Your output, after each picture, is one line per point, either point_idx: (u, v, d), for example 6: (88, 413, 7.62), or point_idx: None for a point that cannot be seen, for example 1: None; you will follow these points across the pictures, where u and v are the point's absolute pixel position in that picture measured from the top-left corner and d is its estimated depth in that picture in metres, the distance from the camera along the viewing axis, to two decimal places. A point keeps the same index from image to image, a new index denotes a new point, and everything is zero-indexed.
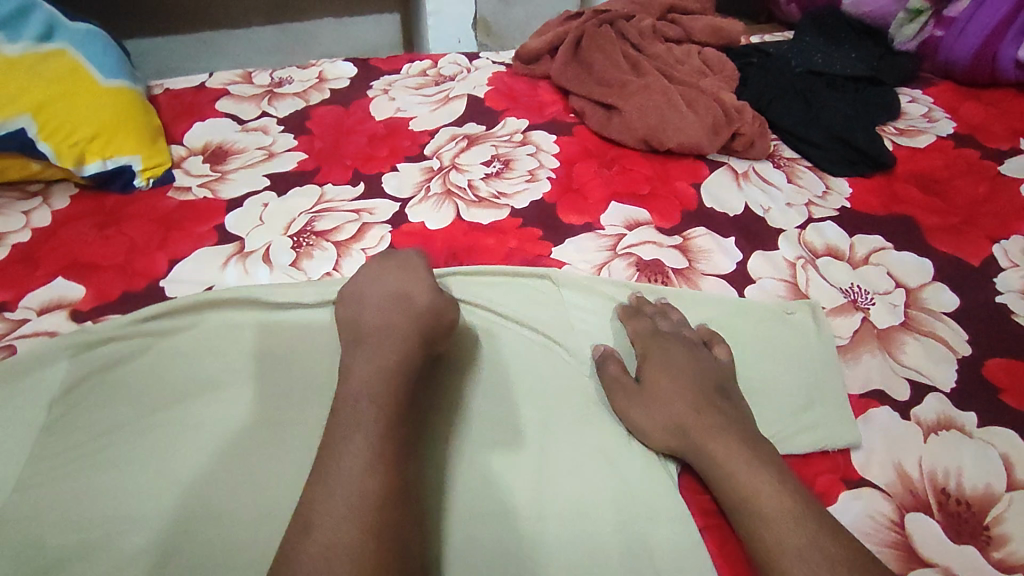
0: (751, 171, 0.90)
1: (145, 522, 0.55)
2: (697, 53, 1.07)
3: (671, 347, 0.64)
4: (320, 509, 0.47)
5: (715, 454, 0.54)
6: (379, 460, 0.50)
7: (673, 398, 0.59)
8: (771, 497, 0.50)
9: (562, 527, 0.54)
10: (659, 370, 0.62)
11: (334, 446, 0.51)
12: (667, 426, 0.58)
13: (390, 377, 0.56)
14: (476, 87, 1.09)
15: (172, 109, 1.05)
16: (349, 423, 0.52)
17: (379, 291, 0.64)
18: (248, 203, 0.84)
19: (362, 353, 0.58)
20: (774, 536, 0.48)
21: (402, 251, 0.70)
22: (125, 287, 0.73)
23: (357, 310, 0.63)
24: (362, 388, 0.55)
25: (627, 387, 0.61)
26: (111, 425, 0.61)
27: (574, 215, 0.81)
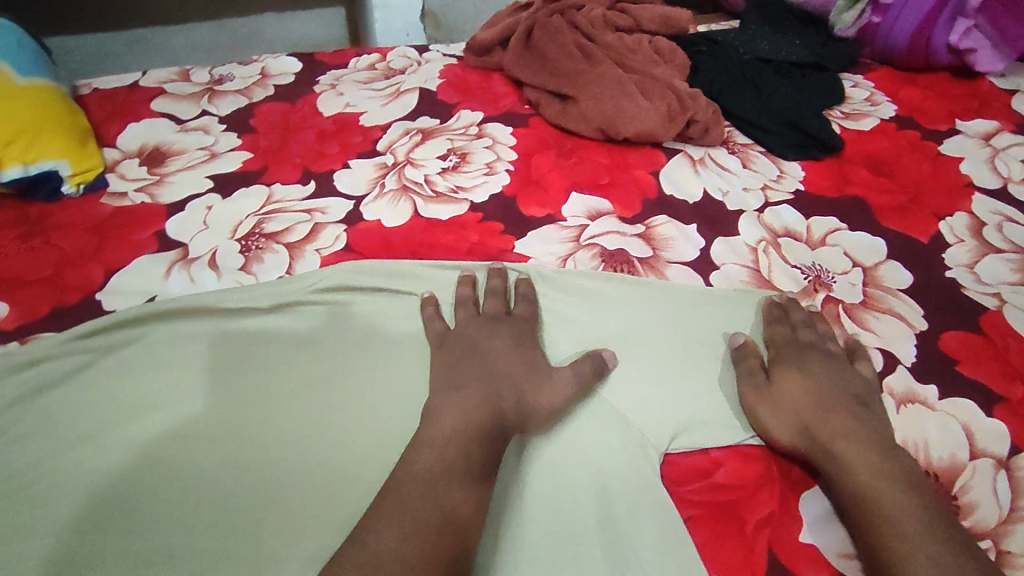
0: (707, 157, 0.90)
1: (89, 556, 0.50)
2: (648, 42, 1.07)
3: (809, 358, 0.63)
4: (381, 545, 0.46)
5: (847, 455, 0.54)
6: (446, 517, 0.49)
7: (803, 405, 0.58)
8: (911, 518, 0.49)
9: (543, 528, 0.52)
10: (794, 372, 0.62)
11: (407, 493, 0.50)
12: (794, 428, 0.57)
13: (479, 436, 0.55)
14: (427, 80, 1.06)
15: (101, 109, 0.98)
16: (425, 470, 0.52)
17: (479, 346, 0.63)
18: (190, 207, 0.79)
19: (453, 401, 0.57)
20: (906, 548, 0.48)
21: (502, 314, 0.66)
22: (55, 302, 0.66)
23: (453, 363, 0.61)
24: (448, 440, 0.54)
25: (756, 386, 0.61)
26: (45, 456, 0.55)
27: (536, 207, 0.80)
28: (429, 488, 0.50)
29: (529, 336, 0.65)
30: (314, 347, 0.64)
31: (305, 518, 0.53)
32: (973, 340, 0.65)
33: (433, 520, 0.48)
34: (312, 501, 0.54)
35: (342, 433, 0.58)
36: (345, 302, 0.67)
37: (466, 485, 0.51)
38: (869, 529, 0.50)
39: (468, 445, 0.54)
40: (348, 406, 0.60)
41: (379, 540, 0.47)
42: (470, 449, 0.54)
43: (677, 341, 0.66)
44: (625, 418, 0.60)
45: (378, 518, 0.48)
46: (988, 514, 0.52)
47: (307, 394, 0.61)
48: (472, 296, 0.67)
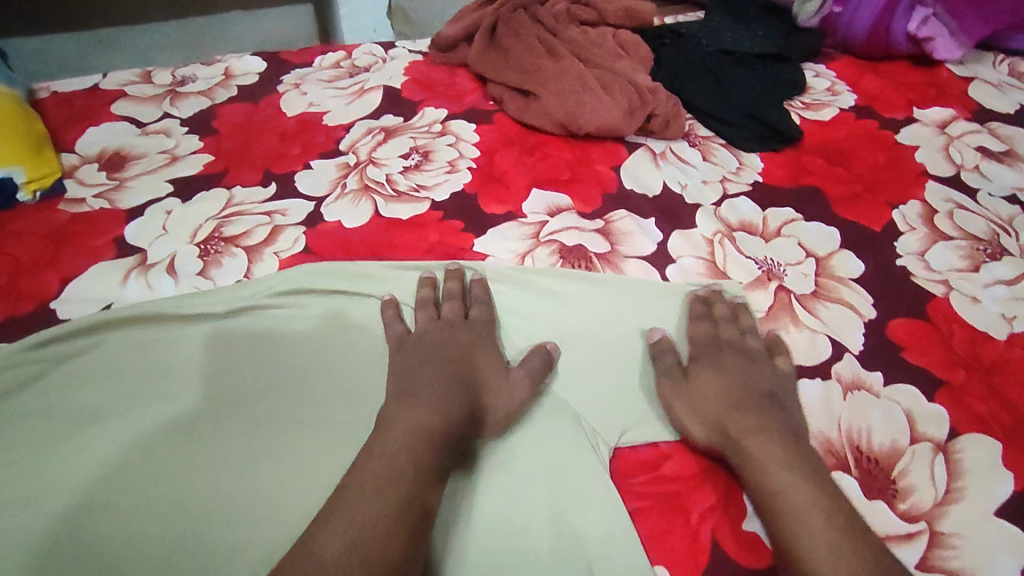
0: (668, 151, 0.91)
1: (43, 565, 0.51)
2: (612, 35, 1.07)
3: (724, 357, 0.64)
4: (328, 549, 0.46)
5: (755, 448, 0.55)
6: (396, 522, 0.48)
7: (712, 402, 0.60)
8: (807, 504, 0.50)
9: (495, 524, 0.54)
10: (710, 369, 0.63)
11: (355, 498, 0.49)
12: (706, 423, 0.58)
13: (434, 439, 0.54)
14: (392, 78, 1.06)
15: (60, 113, 0.97)
16: (376, 475, 0.51)
17: (438, 350, 0.62)
18: (149, 212, 0.79)
19: (409, 405, 0.56)
20: (804, 534, 0.49)
21: (459, 317, 0.66)
22: (10, 311, 0.66)
23: (411, 367, 0.60)
24: (401, 444, 0.53)
25: (673, 384, 0.62)
26: (2, 466, 0.55)
27: (496, 205, 0.80)
28: (379, 493, 0.49)
29: (486, 339, 0.65)
30: (272, 350, 0.64)
31: (261, 521, 0.54)
32: (919, 327, 0.66)
33: (382, 526, 0.48)
34: (268, 503, 0.55)
35: (299, 435, 0.59)
36: (303, 305, 0.67)
37: (418, 489, 0.51)
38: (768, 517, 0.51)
39: (423, 449, 0.53)
40: (306, 408, 0.60)
41: (325, 546, 0.46)
42: (424, 453, 0.53)
43: (632, 335, 0.67)
44: (579, 413, 0.61)
45: (325, 526, 0.47)
46: (924, 497, 0.54)
47: (264, 397, 0.61)
48: (431, 296, 0.68)
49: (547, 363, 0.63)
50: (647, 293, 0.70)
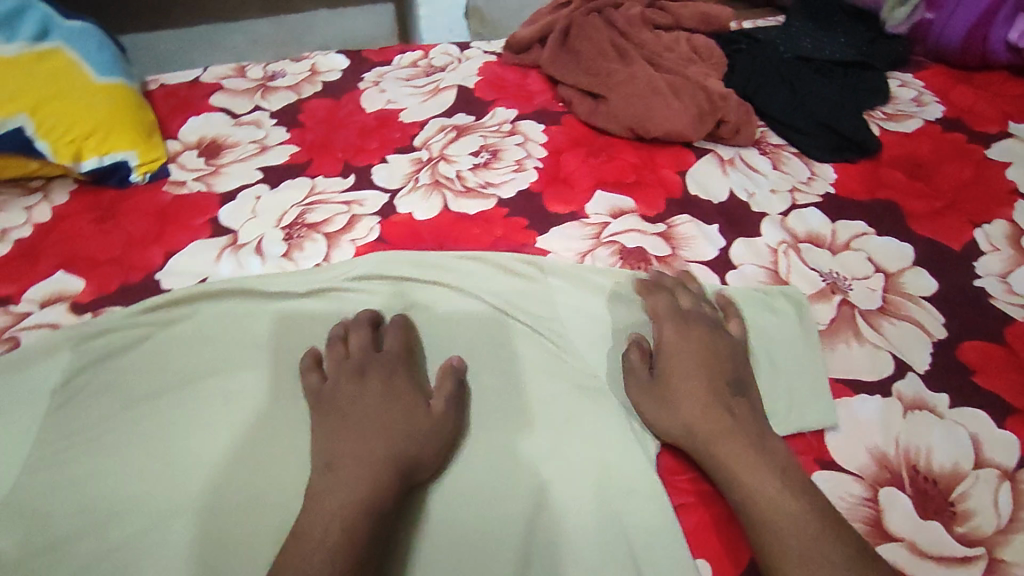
0: (737, 157, 0.91)
1: (134, 505, 0.55)
2: (685, 40, 1.07)
3: (689, 348, 0.63)
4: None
5: (728, 450, 0.55)
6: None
7: (690, 402, 0.59)
8: (779, 510, 0.51)
9: (547, 507, 0.56)
10: (683, 366, 0.61)
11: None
12: (678, 424, 0.58)
13: (364, 507, 0.52)
14: (466, 77, 1.10)
15: (167, 103, 1.06)
16: (305, 559, 0.49)
17: (339, 408, 0.59)
18: (241, 196, 0.86)
19: (331, 480, 0.54)
20: (777, 541, 0.50)
21: (370, 352, 0.63)
22: (122, 280, 0.74)
23: (325, 436, 0.57)
24: (325, 523, 0.51)
25: (644, 384, 0.62)
26: (108, 413, 0.61)
27: (560, 206, 0.83)
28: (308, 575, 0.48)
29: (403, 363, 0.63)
30: None
31: None
32: (994, 351, 0.64)
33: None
34: None
35: None
36: (372, 289, 0.71)
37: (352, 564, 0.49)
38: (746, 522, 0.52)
39: (353, 518, 0.51)
40: None
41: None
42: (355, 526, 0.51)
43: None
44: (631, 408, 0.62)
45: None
46: (985, 523, 0.52)
47: None
48: (370, 320, 0.66)
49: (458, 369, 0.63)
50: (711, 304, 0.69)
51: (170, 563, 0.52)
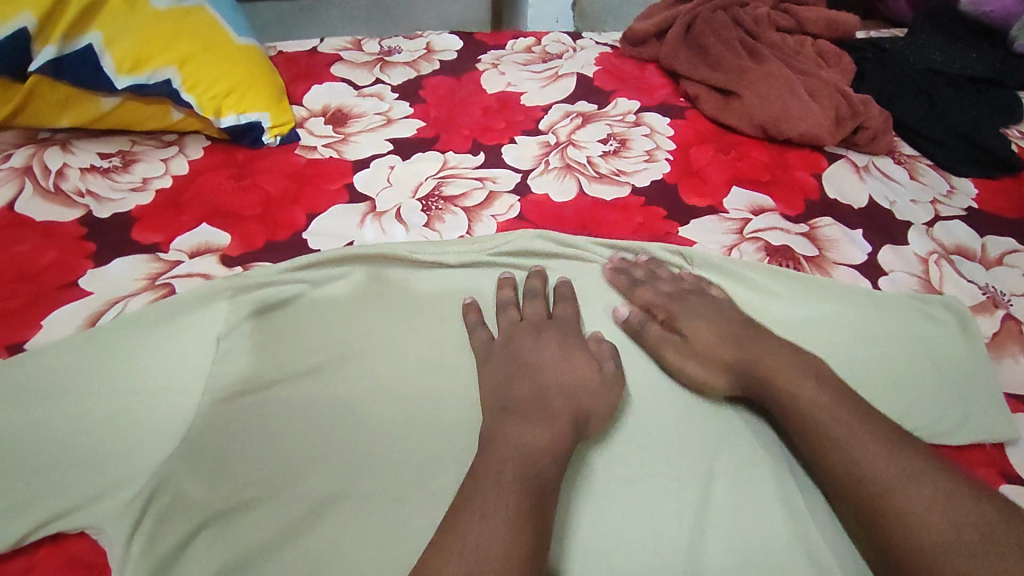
0: (872, 165, 0.89)
1: (308, 456, 0.54)
2: (810, 44, 1.05)
3: (694, 306, 0.66)
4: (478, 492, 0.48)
5: (772, 389, 0.58)
6: (530, 534, 0.46)
7: (716, 352, 0.62)
8: (890, 476, 0.51)
9: (726, 496, 0.56)
10: (698, 325, 0.64)
11: (486, 506, 0.47)
12: (715, 375, 0.61)
13: (552, 452, 0.52)
14: (584, 66, 1.09)
15: (288, 71, 1.07)
16: (501, 484, 0.49)
17: (518, 359, 0.59)
18: (374, 164, 0.86)
19: (519, 422, 0.54)
20: (888, 504, 0.50)
21: (542, 316, 0.64)
22: (269, 237, 0.75)
23: (506, 384, 0.57)
24: (514, 460, 0.50)
25: (675, 344, 0.64)
26: (275, 364, 0.60)
27: (697, 198, 0.82)
28: (506, 502, 0.47)
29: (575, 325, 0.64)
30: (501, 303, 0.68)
31: None
32: None
33: (519, 531, 0.46)
34: None
35: None
36: (524, 265, 0.71)
37: (542, 503, 0.49)
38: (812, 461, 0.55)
39: (544, 461, 0.51)
40: None
41: (479, 549, 0.45)
42: (545, 470, 0.51)
43: (856, 338, 0.67)
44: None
45: (458, 526, 0.46)
46: None
47: None
48: (539, 288, 0.67)
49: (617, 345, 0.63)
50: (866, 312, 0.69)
51: (349, 518, 0.51)
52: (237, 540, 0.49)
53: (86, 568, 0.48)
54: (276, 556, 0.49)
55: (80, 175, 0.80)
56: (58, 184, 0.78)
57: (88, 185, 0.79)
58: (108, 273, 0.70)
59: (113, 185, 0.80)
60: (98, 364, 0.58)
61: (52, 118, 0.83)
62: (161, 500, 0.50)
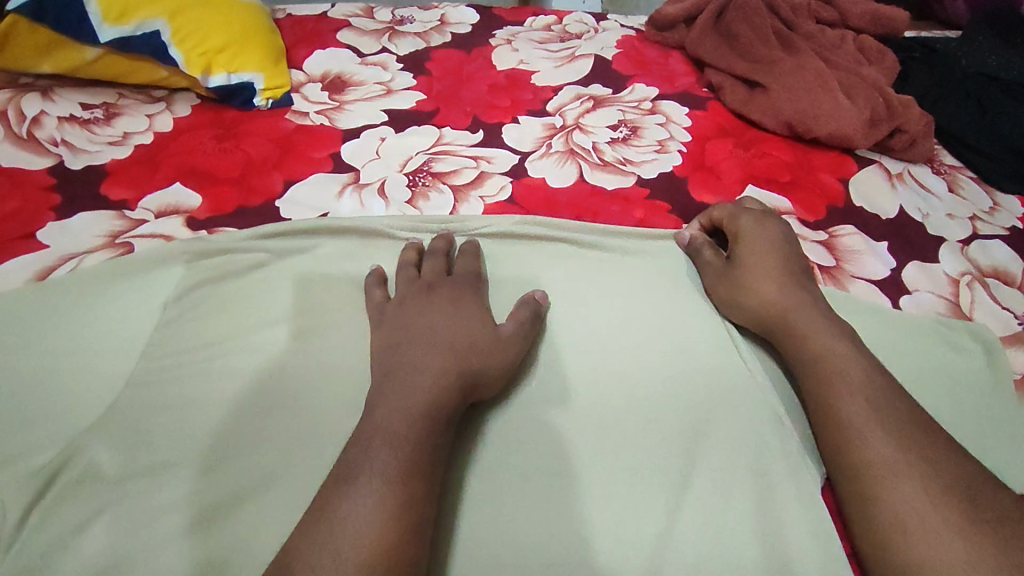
0: (906, 173, 0.81)
1: (238, 438, 0.49)
2: (852, 38, 0.96)
3: (750, 240, 0.64)
4: (352, 455, 0.44)
5: (806, 331, 0.56)
6: (401, 503, 0.41)
7: (757, 279, 0.60)
8: (886, 441, 0.48)
9: (700, 523, 0.49)
10: (750, 255, 0.62)
11: (354, 466, 0.43)
12: (753, 306, 0.59)
13: (438, 409, 0.47)
14: (604, 48, 1.02)
15: (293, 34, 1.02)
16: (369, 451, 0.44)
17: (426, 321, 0.53)
18: (365, 135, 0.81)
19: (398, 382, 0.48)
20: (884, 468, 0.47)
21: (440, 274, 0.59)
22: (241, 202, 0.70)
23: (397, 345, 0.52)
24: (387, 425, 0.45)
25: (718, 275, 0.63)
26: (220, 335, 0.55)
27: (707, 196, 0.75)
28: (373, 468, 0.43)
29: (472, 290, 0.59)
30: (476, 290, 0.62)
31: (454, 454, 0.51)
32: None
33: (400, 492, 0.42)
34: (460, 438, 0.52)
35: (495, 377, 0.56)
36: (506, 251, 0.65)
37: (418, 470, 0.43)
38: (818, 406, 0.52)
39: (419, 421, 0.46)
40: None
41: (344, 519, 0.40)
42: (423, 434, 0.45)
43: None
44: (785, 416, 0.55)
45: (341, 486, 0.42)
46: None
47: None
48: (442, 249, 0.62)
49: (536, 309, 0.58)
50: (882, 335, 0.61)
51: (270, 509, 0.46)
52: (144, 521, 0.45)
53: None
54: (185, 544, 0.44)
55: (57, 124, 0.77)
56: (33, 132, 0.75)
57: (64, 135, 0.76)
58: (68, 226, 0.66)
59: (90, 136, 0.77)
60: (35, 321, 0.55)
61: (34, 63, 0.79)
62: (70, 472, 0.46)
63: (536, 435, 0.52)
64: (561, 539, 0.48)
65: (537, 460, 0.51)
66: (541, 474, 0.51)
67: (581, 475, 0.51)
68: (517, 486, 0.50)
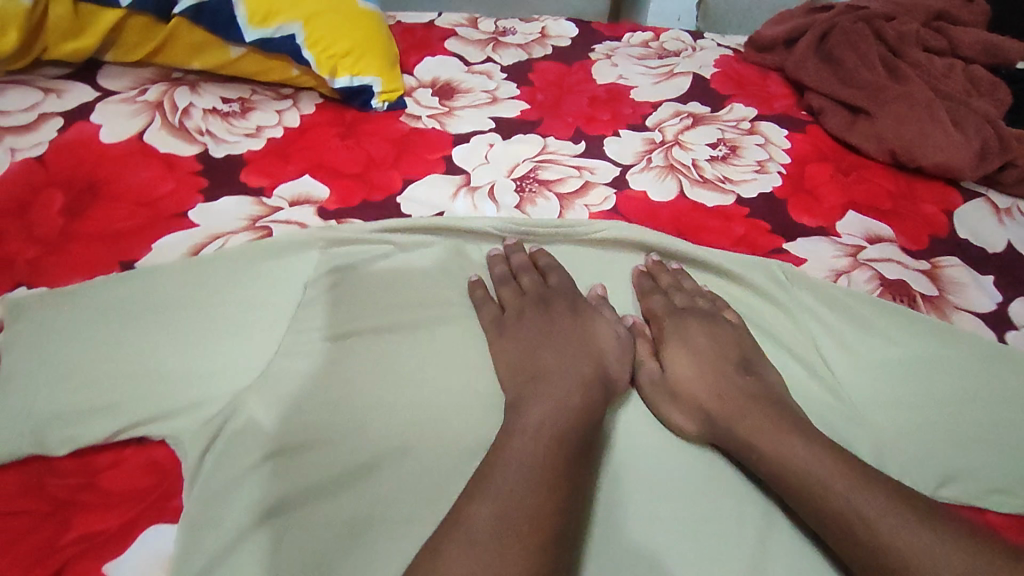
0: (1015, 208, 0.80)
1: (371, 409, 0.54)
2: (962, 68, 0.95)
3: (687, 323, 0.63)
4: (508, 447, 0.49)
5: (756, 436, 0.53)
6: (552, 496, 0.46)
7: (694, 385, 0.58)
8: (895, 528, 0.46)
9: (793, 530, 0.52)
10: (682, 356, 0.61)
11: (508, 456, 0.48)
12: (696, 415, 0.57)
13: (583, 416, 0.52)
14: (702, 67, 1.04)
15: (404, 41, 1.09)
16: (527, 444, 0.49)
17: (550, 334, 0.59)
18: (474, 140, 0.86)
19: (543, 389, 0.54)
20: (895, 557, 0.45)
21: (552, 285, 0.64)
22: (365, 196, 0.76)
23: (528, 350, 0.58)
24: (539, 424, 0.51)
25: (650, 374, 0.60)
26: (353, 316, 0.61)
27: (807, 217, 0.76)
28: (532, 461, 0.48)
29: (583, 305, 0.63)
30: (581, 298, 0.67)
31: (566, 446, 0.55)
32: None
33: (553, 485, 0.47)
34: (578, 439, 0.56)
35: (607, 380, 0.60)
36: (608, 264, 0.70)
37: (568, 468, 0.48)
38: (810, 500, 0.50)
39: (568, 426, 0.51)
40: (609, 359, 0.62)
41: (505, 499, 0.45)
42: (571, 436, 0.50)
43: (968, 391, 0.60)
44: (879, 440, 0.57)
45: (496, 471, 0.47)
46: None
47: None
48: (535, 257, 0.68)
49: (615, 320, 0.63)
50: (985, 367, 0.62)
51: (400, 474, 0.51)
52: (296, 472, 0.51)
53: (162, 472, 0.50)
54: (332, 497, 0.49)
55: (202, 115, 0.85)
56: (183, 121, 0.83)
57: (208, 125, 0.84)
58: (215, 208, 0.74)
59: (229, 128, 0.84)
60: (194, 291, 0.62)
61: (184, 59, 0.87)
62: (231, 423, 0.53)
63: (638, 436, 0.56)
64: (659, 528, 0.51)
65: (640, 456, 0.55)
66: (645, 471, 0.54)
67: (682, 474, 0.54)
68: (621, 478, 0.54)
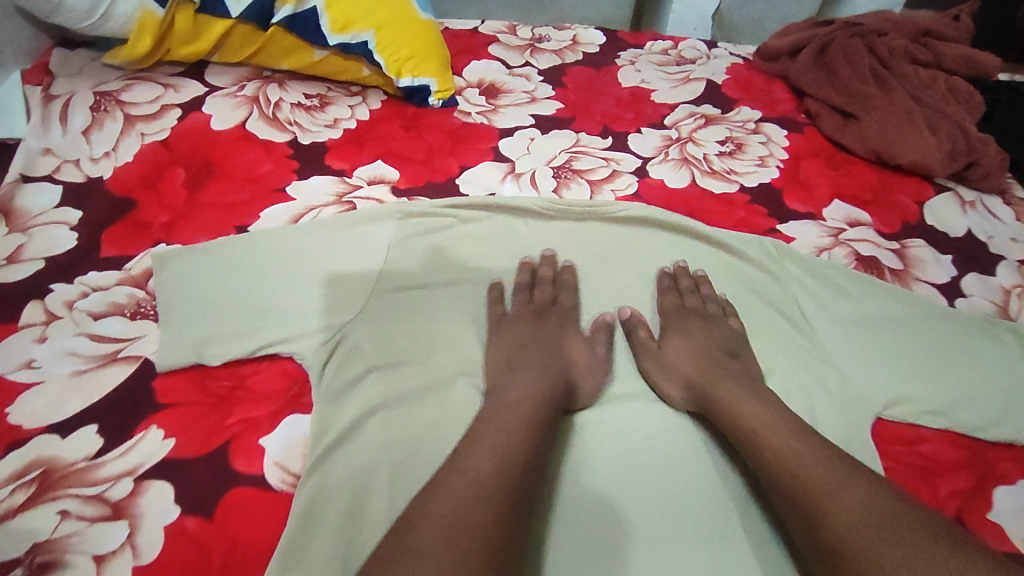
0: (978, 201, 0.94)
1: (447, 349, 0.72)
2: (944, 79, 1.08)
3: (690, 321, 0.76)
4: (507, 393, 0.65)
5: (724, 400, 0.67)
6: (532, 424, 0.61)
7: (684, 364, 0.72)
8: (827, 473, 0.57)
9: None
10: (679, 342, 0.74)
11: (504, 397, 0.64)
12: (682, 386, 0.71)
13: (563, 379, 0.69)
14: (715, 73, 1.19)
15: (452, 45, 1.24)
16: (516, 392, 0.65)
17: (570, 316, 0.77)
18: (517, 134, 1.01)
19: (546, 357, 0.70)
20: (821, 492, 0.55)
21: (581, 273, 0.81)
22: (429, 178, 0.92)
23: (555, 327, 0.75)
24: (529, 380, 0.67)
25: (650, 353, 0.74)
26: (428, 274, 0.78)
27: (799, 204, 0.91)
28: (520, 402, 0.63)
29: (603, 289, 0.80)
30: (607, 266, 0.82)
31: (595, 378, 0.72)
32: None
33: (533, 419, 0.62)
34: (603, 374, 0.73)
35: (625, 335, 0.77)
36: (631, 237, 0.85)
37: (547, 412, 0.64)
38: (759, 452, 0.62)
39: (552, 384, 0.67)
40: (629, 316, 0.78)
41: (497, 424, 0.60)
42: (552, 390, 0.66)
43: (920, 342, 0.75)
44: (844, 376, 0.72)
45: (495, 407, 0.63)
46: None
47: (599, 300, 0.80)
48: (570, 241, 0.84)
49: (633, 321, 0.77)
50: (936, 325, 0.76)
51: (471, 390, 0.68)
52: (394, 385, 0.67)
53: (291, 381, 0.68)
54: (421, 402, 0.67)
55: (290, 108, 1.01)
56: (275, 113, 1.00)
57: (296, 117, 1.00)
58: (307, 186, 0.90)
59: (313, 119, 1.00)
60: (299, 247, 0.77)
61: (275, 60, 1.04)
62: (342, 349, 0.69)
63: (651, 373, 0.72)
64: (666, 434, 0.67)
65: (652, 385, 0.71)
66: None
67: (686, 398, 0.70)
68: None
